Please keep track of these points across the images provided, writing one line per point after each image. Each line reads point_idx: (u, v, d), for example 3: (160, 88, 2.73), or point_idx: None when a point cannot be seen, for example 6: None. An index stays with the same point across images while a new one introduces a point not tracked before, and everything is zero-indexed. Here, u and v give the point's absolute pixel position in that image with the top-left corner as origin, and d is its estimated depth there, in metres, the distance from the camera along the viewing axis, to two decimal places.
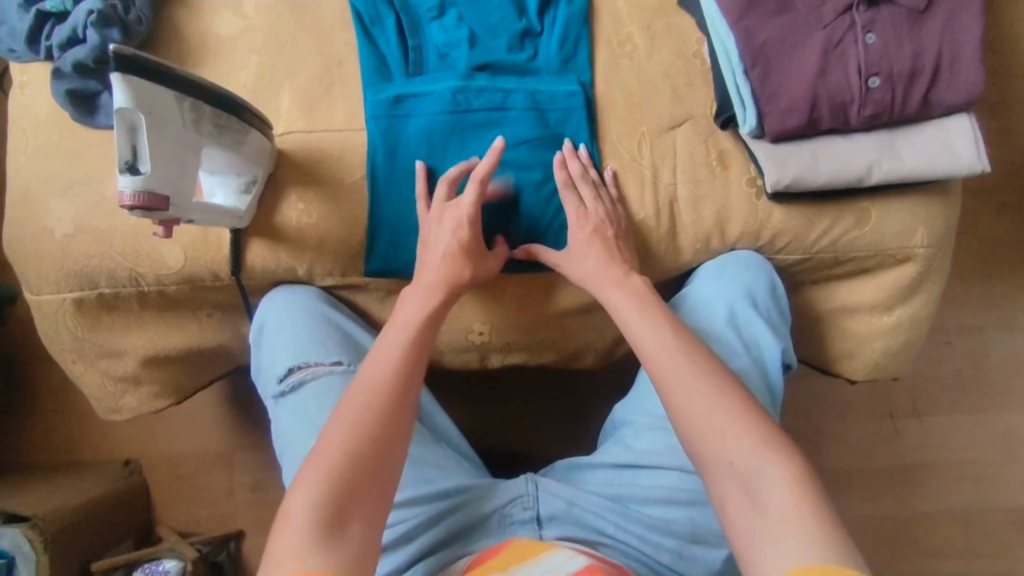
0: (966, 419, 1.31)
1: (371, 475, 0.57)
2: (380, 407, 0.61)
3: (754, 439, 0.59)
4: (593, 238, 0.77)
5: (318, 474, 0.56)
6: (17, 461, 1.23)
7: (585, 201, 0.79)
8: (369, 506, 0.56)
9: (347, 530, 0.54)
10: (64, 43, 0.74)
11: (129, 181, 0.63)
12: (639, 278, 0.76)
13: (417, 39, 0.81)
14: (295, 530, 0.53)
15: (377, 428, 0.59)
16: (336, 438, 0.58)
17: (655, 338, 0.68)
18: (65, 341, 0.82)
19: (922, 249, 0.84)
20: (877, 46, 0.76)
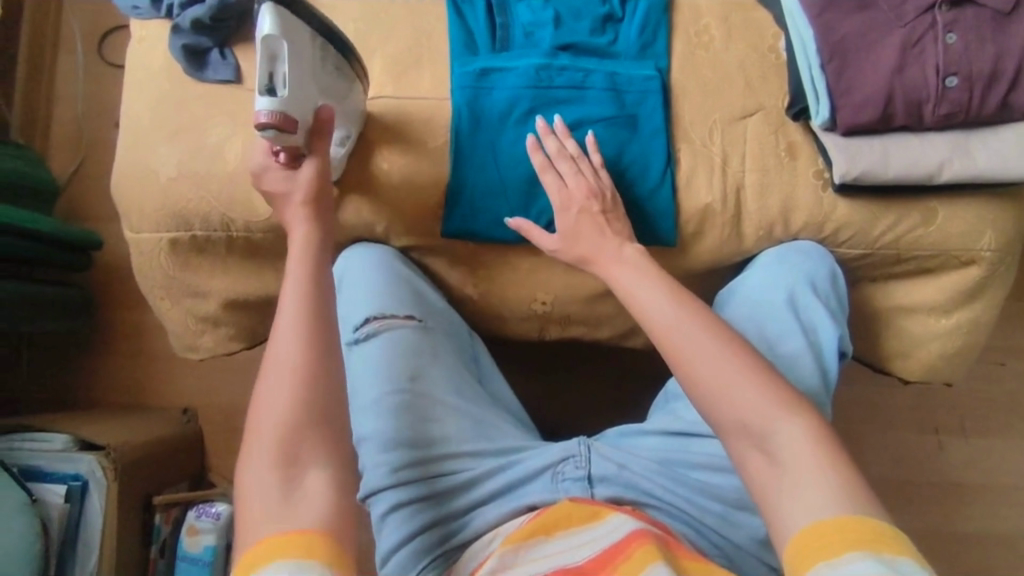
0: (1017, 441, 1.28)
1: (309, 425, 0.57)
2: (290, 374, 0.58)
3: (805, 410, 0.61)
4: (582, 218, 0.79)
5: (264, 448, 0.56)
6: (88, 398, 1.31)
7: (567, 177, 0.80)
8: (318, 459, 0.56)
9: (303, 492, 0.54)
10: (185, 2, 0.82)
11: (267, 101, 0.71)
12: (632, 247, 0.76)
13: (504, 17, 0.86)
14: (257, 505, 0.54)
15: (294, 392, 0.58)
16: (273, 403, 0.58)
17: (657, 301, 0.69)
18: (156, 278, 0.89)
19: (988, 252, 0.84)
20: (957, 46, 0.77)
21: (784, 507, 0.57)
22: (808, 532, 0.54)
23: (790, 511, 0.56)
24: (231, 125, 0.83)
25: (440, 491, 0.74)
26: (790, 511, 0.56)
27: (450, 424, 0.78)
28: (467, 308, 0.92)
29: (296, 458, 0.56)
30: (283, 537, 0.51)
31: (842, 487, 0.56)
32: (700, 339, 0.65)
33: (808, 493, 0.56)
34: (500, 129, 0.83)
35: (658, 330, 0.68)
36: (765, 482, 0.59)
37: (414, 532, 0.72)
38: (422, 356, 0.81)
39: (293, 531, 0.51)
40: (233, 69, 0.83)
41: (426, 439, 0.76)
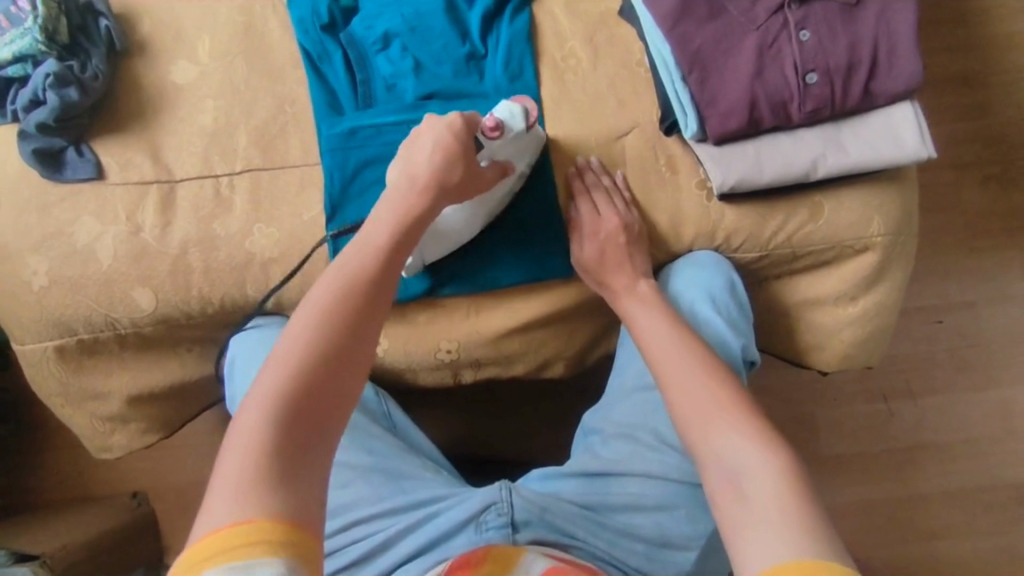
0: (963, 396, 1.29)
1: (329, 382, 0.59)
2: (335, 323, 0.61)
3: (745, 444, 0.60)
4: (606, 246, 0.80)
5: (264, 407, 0.56)
6: (30, 500, 1.28)
7: (600, 208, 0.81)
8: (323, 424, 0.58)
9: (297, 463, 0.55)
10: (27, 106, 0.78)
11: (511, 120, 0.75)
12: (646, 284, 0.81)
13: (365, 72, 0.85)
14: (237, 458, 0.53)
15: (332, 343, 0.60)
16: (296, 349, 0.59)
17: (653, 317, 0.77)
18: (52, 386, 0.86)
19: (880, 237, 0.84)
20: (812, 42, 0.77)
21: (742, 540, 0.54)
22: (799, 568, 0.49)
23: (749, 550, 0.53)
24: (100, 223, 0.81)
25: (354, 560, 0.72)
26: (750, 546, 0.53)
27: (361, 489, 0.77)
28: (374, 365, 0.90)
29: (297, 425, 0.56)
30: (243, 520, 0.49)
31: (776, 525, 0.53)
32: (686, 364, 0.70)
33: (763, 526, 0.54)
34: (376, 188, 0.82)
35: (645, 343, 0.75)
36: (730, 513, 0.57)
37: None
38: None
39: (237, 523, 0.49)
40: (93, 165, 0.81)
41: (339, 508, 0.76)
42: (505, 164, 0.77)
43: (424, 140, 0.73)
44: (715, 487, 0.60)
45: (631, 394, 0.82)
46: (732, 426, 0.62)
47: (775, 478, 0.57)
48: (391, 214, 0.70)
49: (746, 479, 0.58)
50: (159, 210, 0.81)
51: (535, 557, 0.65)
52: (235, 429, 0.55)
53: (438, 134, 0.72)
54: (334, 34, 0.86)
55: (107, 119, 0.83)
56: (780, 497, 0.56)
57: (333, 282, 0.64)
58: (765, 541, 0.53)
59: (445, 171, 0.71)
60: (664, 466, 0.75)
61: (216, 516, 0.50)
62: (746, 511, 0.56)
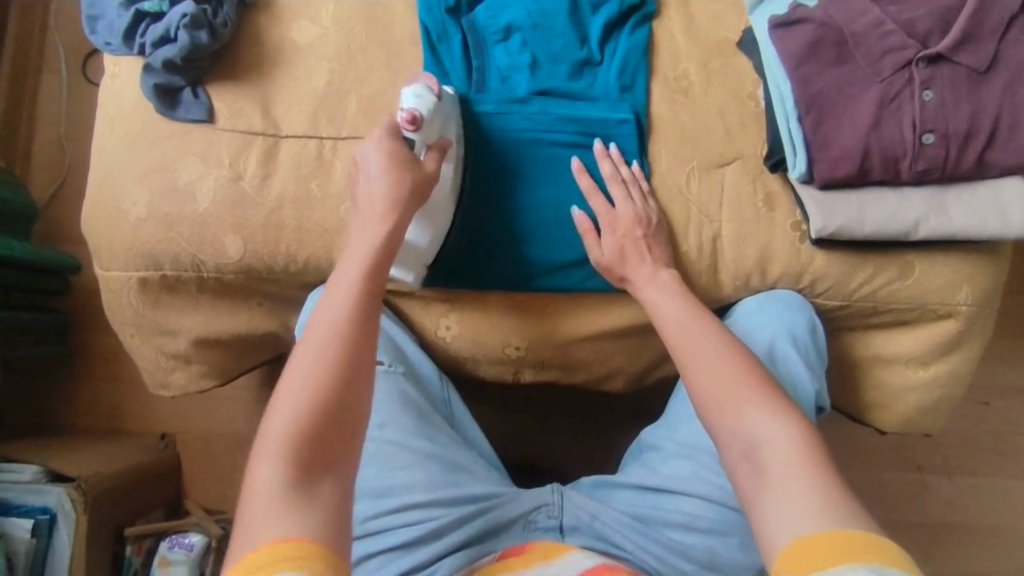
0: (999, 482, 1.27)
1: (333, 412, 0.58)
2: (333, 355, 0.60)
3: (763, 414, 0.61)
4: (625, 239, 0.80)
5: (273, 448, 0.55)
6: (64, 422, 1.30)
7: (617, 201, 0.81)
8: (339, 458, 0.57)
9: (317, 494, 0.54)
10: (156, 42, 0.80)
11: (410, 104, 0.75)
12: (668, 273, 0.78)
13: (481, 60, 0.86)
14: (262, 506, 0.52)
15: (334, 377, 0.59)
16: (300, 390, 0.58)
17: (672, 306, 0.75)
18: (126, 315, 0.88)
19: (966, 306, 0.83)
20: (934, 103, 0.76)
21: (766, 514, 0.56)
22: (808, 540, 0.52)
23: (774, 524, 0.55)
24: (204, 165, 0.82)
25: (405, 541, 0.72)
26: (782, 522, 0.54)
27: (417, 471, 0.77)
28: (440, 350, 0.92)
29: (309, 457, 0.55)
30: (278, 546, 0.49)
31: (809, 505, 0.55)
32: (703, 344, 0.69)
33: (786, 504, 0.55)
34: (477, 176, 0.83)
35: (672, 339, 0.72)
36: (751, 487, 0.58)
37: None
38: (391, 402, 0.81)
39: (277, 543, 0.49)
40: (206, 109, 0.83)
41: (394, 487, 0.76)
42: (439, 142, 0.77)
43: (370, 159, 0.73)
44: (732, 461, 0.61)
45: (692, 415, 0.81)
46: (749, 401, 0.62)
47: (797, 452, 0.58)
48: (368, 239, 0.69)
49: (763, 452, 0.59)
50: (262, 162, 0.83)
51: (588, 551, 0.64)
52: (252, 482, 0.54)
53: (375, 155, 0.73)
54: (457, 18, 0.87)
55: (227, 66, 0.84)
56: (802, 471, 0.57)
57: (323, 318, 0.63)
58: (786, 518, 0.54)
59: (398, 189, 0.72)
60: (723, 493, 0.74)
61: (248, 550, 0.50)
62: (766, 485, 0.57)
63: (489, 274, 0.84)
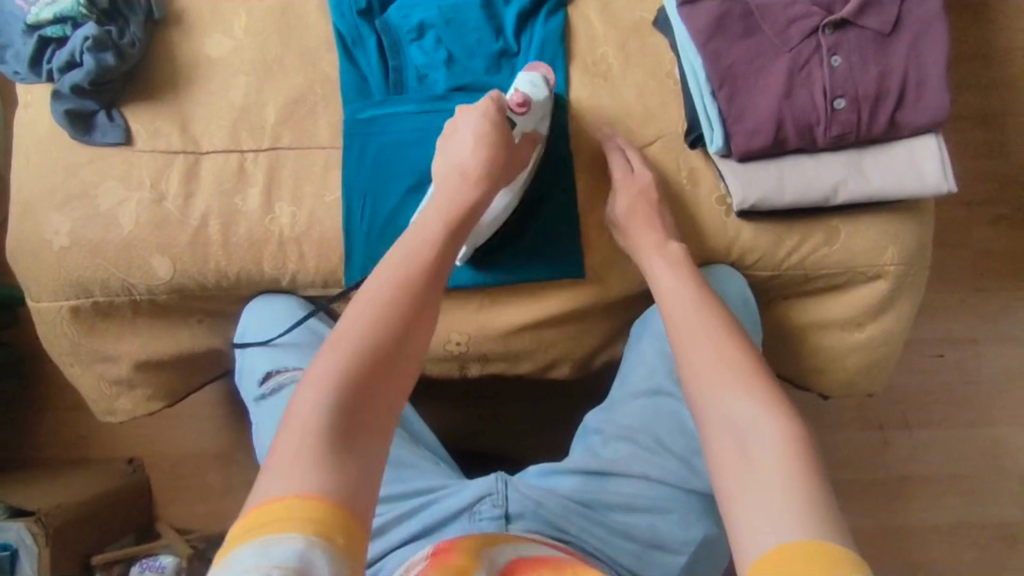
0: (959, 432, 1.30)
1: (387, 355, 0.56)
2: (399, 300, 0.59)
3: (757, 407, 0.58)
4: (638, 200, 0.80)
5: (327, 376, 0.54)
6: (27, 457, 1.29)
7: (633, 167, 0.82)
8: (385, 408, 0.55)
9: (352, 443, 0.51)
10: (63, 67, 0.79)
11: (528, 89, 0.79)
12: (678, 245, 0.77)
13: (397, 59, 0.85)
14: (301, 440, 0.50)
15: (396, 316, 0.58)
16: (363, 321, 0.57)
17: (675, 284, 0.72)
18: (63, 344, 0.87)
19: (893, 266, 0.85)
20: (842, 68, 0.77)
21: (745, 516, 0.52)
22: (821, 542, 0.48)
23: (753, 527, 0.51)
24: (124, 188, 0.81)
25: None
26: (759, 521, 0.51)
27: None
28: None
29: (350, 418, 0.52)
30: (296, 497, 0.46)
31: (787, 510, 0.50)
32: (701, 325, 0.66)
33: (766, 505, 0.51)
34: (400, 175, 0.83)
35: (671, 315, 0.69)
36: (733, 478, 0.54)
37: None
38: None
39: (292, 497, 0.46)
40: (121, 131, 0.82)
41: None
42: (532, 136, 0.79)
43: (463, 139, 0.75)
44: (718, 443, 0.57)
45: (630, 399, 0.84)
46: (745, 386, 0.59)
47: (782, 449, 0.54)
48: (450, 203, 0.70)
49: (752, 443, 0.56)
50: (183, 180, 0.82)
51: (502, 547, 0.65)
52: (294, 411, 0.52)
53: (474, 123, 0.75)
54: (369, 21, 0.87)
55: (140, 86, 0.83)
56: (786, 464, 0.53)
57: (392, 268, 0.61)
58: (766, 521, 0.50)
59: (492, 164, 0.73)
60: (660, 470, 0.77)
61: (268, 493, 0.47)
62: (748, 481, 0.53)
63: None
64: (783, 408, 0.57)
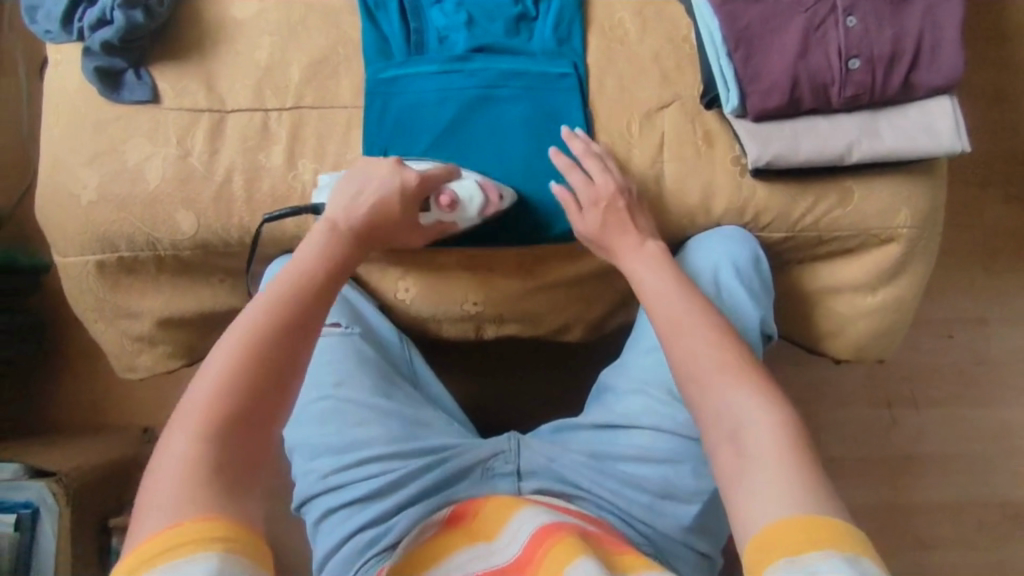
0: (968, 412, 1.30)
1: (260, 394, 0.56)
2: (270, 340, 0.58)
3: (748, 400, 0.61)
4: (606, 213, 0.80)
5: (196, 416, 0.54)
6: (45, 424, 1.31)
7: (593, 173, 0.81)
8: (259, 443, 0.55)
9: (233, 479, 0.52)
10: (93, 24, 0.81)
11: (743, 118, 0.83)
12: (655, 244, 0.79)
13: (419, 22, 0.87)
14: (173, 480, 0.50)
15: (264, 356, 0.57)
16: (228, 360, 0.56)
17: (663, 282, 0.74)
18: (87, 300, 0.89)
19: (906, 228, 0.86)
20: (857, 29, 0.78)
21: (743, 499, 0.56)
22: (824, 520, 0.51)
23: (751, 508, 0.55)
24: (151, 144, 0.83)
25: (367, 493, 0.75)
26: (755, 503, 0.55)
27: (376, 427, 0.79)
28: (402, 312, 0.93)
29: (232, 456, 0.53)
30: (179, 528, 0.47)
31: (788, 491, 0.54)
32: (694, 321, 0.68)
33: (763, 488, 0.55)
34: (420, 134, 0.84)
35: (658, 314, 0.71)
36: (731, 469, 0.58)
37: (346, 535, 0.74)
38: (349, 364, 0.83)
39: (181, 524, 0.47)
40: (149, 89, 0.83)
41: (354, 443, 0.78)
42: (480, 191, 0.81)
43: (365, 184, 0.77)
44: (716, 438, 0.61)
45: (644, 353, 0.84)
46: (734, 384, 0.62)
47: (777, 439, 0.58)
48: (310, 251, 0.69)
49: (747, 435, 0.59)
50: (208, 137, 0.84)
51: (533, 513, 0.67)
52: (165, 452, 0.52)
53: (375, 187, 0.77)
54: None
55: (167, 46, 0.85)
56: (781, 451, 0.57)
57: (265, 308, 0.61)
58: (766, 502, 0.54)
59: (355, 217, 0.75)
60: (673, 422, 0.77)
61: (146, 533, 0.48)
62: (744, 468, 0.57)
63: None
64: (776, 400, 0.60)
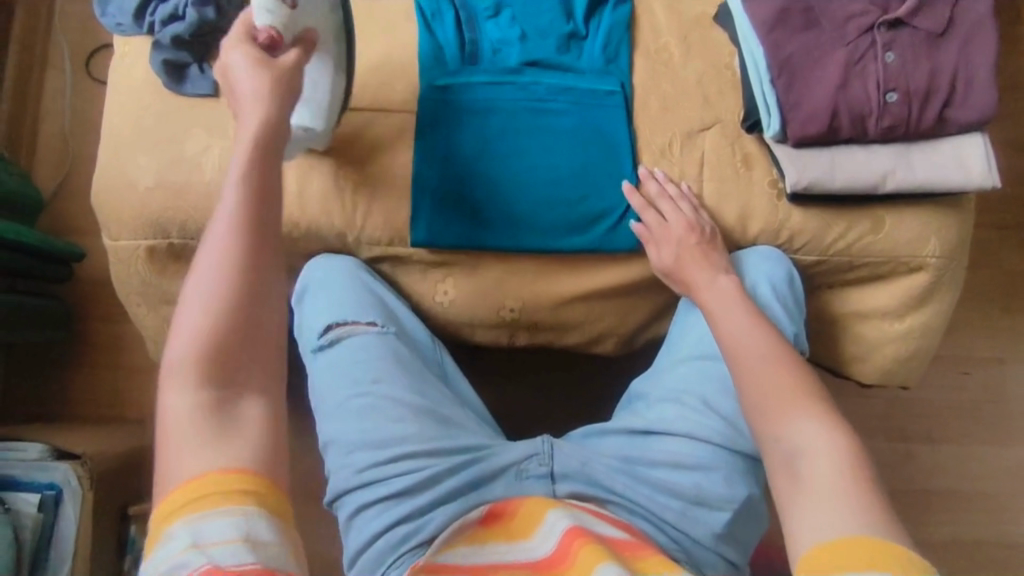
0: (981, 450, 1.31)
1: (237, 331, 0.56)
2: (233, 273, 0.57)
3: (810, 423, 0.64)
4: (681, 248, 0.84)
5: (186, 365, 0.54)
6: (65, 410, 1.31)
7: (666, 215, 0.85)
8: (256, 380, 0.56)
9: (236, 413, 0.54)
10: (165, 19, 0.86)
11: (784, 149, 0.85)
12: (727, 279, 0.82)
13: (473, 34, 0.90)
14: (178, 432, 0.52)
15: (232, 290, 0.56)
16: (200, 304, 0.56)
17: (731, 310, 0.78)
18: (134, 284, 0.91)
19: (934, 259, 0.88)
20: (896, 64, 0.82)
21: (797, 517, 0.59)
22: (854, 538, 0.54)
23: (805, 525, 0.58)
24: (209, 136, 0.86)
25: (402, 489, 0.75)
26: (813, 519, 0.58)
27: (412, 425, 0.80)
28: (436, 314, 0.95)
29: (224, 386, 0.55)
30: (198, 478, 0.49)
31: (845, 510, 0.57)
32: (753, 348, 0.72)
33: (819, 506, 0.58)
34: (470, 141, 0.87)
35: (724, 338, 0.76)
36: (785, 491, 0.61)
37: (383, 527, 0.74)
38: (386, 361, 0.83)
39: (193, 480, 0.49)
40: (210, 83, 0.86)
41: (388, 439, 0.78)
42: (308, 36, 0.73)
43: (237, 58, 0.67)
44: (771, 464, 0.64)
45: (680, 363, 0.86)
46: (796, 407, 0.65)
47: (832, 460, 0.61)
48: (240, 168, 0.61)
49: (802, 460, 0.62)
50: None
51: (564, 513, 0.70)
52: (167, 410, 0.53)
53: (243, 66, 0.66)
54: None
55: None
56: (842, 477, 0.59)
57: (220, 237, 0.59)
58: (821, 528, 0.57)
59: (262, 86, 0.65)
60: (706, 430, 0.79)
61: (170, 487, 0.49)
62: (801, 490, 0.60)
63: (512, 213, 0.87)
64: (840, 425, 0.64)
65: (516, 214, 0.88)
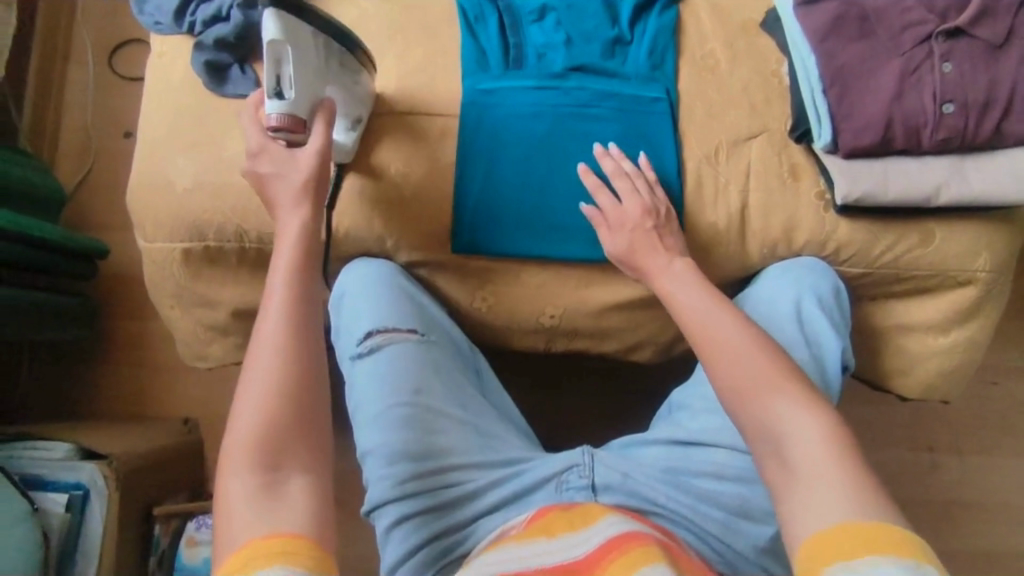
0: (1009, 462, 1.30)
1: (292, 414, 0.59)
2: (286, 369, 0.60)
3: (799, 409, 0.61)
4: (636, 234, 0.81)
5: (241, 451, 0.57)
6: (87, 407, 1.31)
7: (622, 196, 0.82)
8: (303, 455, 0.58)
9: (287, 489, 0.56)
10: (207, 20, 0.86)
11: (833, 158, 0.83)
12: (681, 262, 0.79)
13: (518, 37, 0.89)
14: (238, 510, 0.54)
15: (286, 384, 0.60)
16: (259, 400, 0.59)
17: (694, 292, 0.75)
18: (168, 286, 0.90)
19: (984, 272, 0.87)
20: (953, 75, 0.80)
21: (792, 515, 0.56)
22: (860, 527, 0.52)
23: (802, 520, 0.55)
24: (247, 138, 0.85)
25: (443, 502, 0.74)
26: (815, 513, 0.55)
27: (455, 437, 0.79)
28: (473, 319, 0.94)
29: (275, 469, 0.57)
30: (258, 543, 0.51)
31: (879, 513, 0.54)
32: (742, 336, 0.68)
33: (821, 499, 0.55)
34: (513, 146, 0.85)
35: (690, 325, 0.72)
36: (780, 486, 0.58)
37: (424, 540, 0.73)
38: (426, 369, 0.82)
39: (256, 542, 0.51)
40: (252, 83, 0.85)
41: (431, 450, 0.77)
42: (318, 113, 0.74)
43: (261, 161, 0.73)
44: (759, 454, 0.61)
45: None
46: (783, 393, 0.62)
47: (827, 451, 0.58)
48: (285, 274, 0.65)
49: (791, 449, 0.59)
50: None
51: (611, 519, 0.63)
52: (224, 496, 0.56)
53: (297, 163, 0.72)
54: None
55: None
56: (831, 465, 0.57)
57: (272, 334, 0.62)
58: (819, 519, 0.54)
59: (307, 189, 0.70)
60: None
61: (235, 547, 0.52)
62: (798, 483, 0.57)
63: (556, 221, 0.86)
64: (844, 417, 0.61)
65: (559, 221, 0.86)
